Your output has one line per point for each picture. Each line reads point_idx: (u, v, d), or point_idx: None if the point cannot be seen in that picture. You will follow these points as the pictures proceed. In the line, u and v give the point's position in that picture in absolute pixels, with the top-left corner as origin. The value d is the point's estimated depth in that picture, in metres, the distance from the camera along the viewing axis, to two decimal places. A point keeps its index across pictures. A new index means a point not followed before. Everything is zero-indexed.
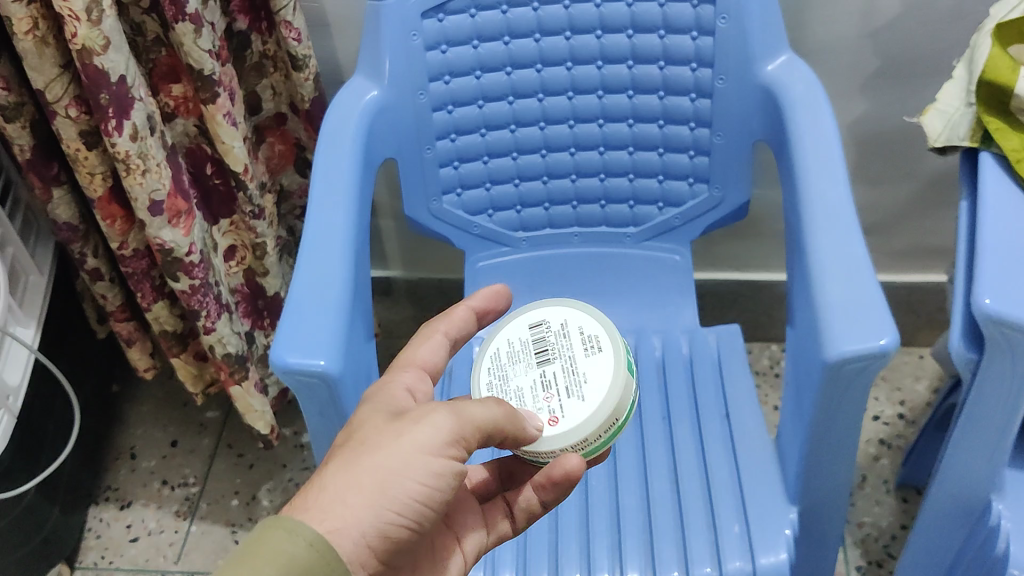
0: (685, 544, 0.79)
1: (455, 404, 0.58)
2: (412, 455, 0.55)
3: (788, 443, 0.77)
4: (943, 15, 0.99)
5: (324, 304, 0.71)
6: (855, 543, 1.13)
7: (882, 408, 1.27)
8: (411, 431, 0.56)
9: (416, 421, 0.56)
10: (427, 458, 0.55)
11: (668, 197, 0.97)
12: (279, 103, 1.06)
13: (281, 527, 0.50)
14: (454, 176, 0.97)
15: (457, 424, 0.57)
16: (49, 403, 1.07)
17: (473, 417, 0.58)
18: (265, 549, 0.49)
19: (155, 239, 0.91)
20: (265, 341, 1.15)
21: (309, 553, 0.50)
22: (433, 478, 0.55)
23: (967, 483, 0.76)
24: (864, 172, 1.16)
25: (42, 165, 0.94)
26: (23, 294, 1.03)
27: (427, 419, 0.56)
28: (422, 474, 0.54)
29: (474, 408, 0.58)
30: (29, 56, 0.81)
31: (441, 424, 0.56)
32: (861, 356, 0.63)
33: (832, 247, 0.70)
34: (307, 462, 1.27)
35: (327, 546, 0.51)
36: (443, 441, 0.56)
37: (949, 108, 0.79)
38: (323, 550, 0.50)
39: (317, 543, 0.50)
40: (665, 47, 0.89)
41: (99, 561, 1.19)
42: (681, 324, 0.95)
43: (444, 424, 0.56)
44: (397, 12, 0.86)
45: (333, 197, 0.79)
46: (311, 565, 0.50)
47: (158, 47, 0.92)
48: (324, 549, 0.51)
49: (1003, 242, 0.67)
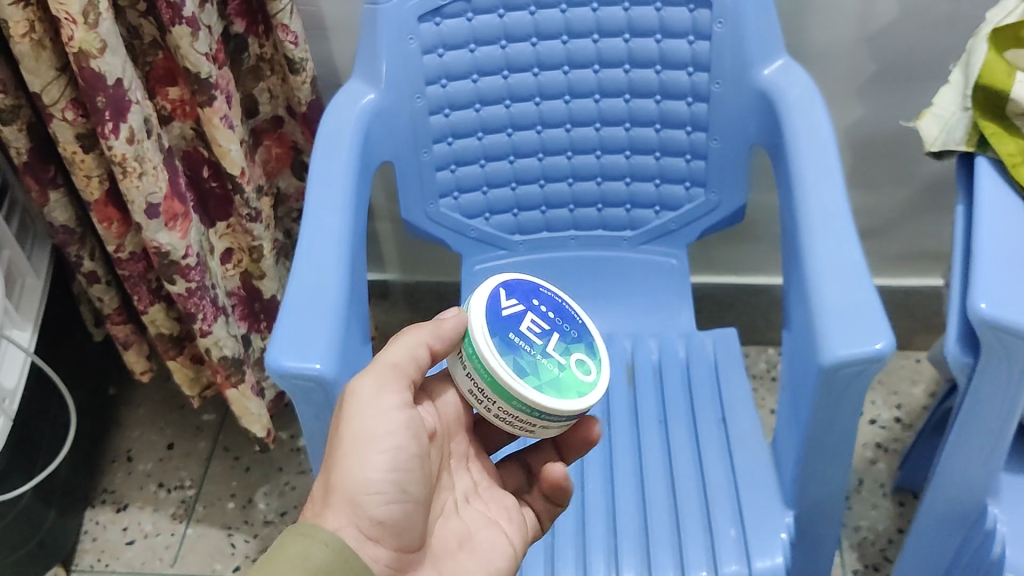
0: (682, 547, 0.79)
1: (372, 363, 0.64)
2: (361, 425, 0.61)
3: (784, 446, 0.77)
4: (939, 19, 1.00)
5: (320, 308, 0.70)
6: (852, 547, 1.13)
7: (879, 412, 1.27)
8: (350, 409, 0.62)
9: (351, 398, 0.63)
10: (373, 428, 0.61)
11: (665, 200, 0.97)
12: (276, 107, 1.06)
13: (300, 531, 0.56)
14: (451, 180, 0.96)
15: (379, 378, 0.63)
16: (45, 406, 1.07)
17: (389, 360, 0.64)
18: (286, 552, 0.55)
19: (152, 242, 0.91)
20: (262, 344, 1.14)
21: (329, 554, 0.55)
22: (389, 440, 0.61)
23: (962, 489, 0.76)
24: (861, 177, 1.16)
25: (39, 168, 0.94)
26: (19, 297, 1.03)
27: (360, 388, 0.63)
28: (378, 445, 0.61)
29: (389, 352, 0.64)
30: (26, 59, 0.81)
31: (368, 383, 0.63)
32: (857, 360, 0.63)
33: (828, 252, 0.70)
34: (304, 465, 1.27)
35: (343, 545, 0.56)
36: (379, 399, 0.62)
37: (945, 112, 0.79)
38: (340, 551, 0.56)
39: (334, 543, 0.56)
40: (662, 51, 0.90)
41: (95, 564, 1.18)
42: (678, 328, 0.95)
43: (371, 382, 0.63)
44: (395, 16, 0.87)
45: (329, 201, 0.79)
46: (330, 563, 0.55)
47: (155, 50, 0.92)
48: (340, 548, 0.56)
49: (998, 246, 0.67)
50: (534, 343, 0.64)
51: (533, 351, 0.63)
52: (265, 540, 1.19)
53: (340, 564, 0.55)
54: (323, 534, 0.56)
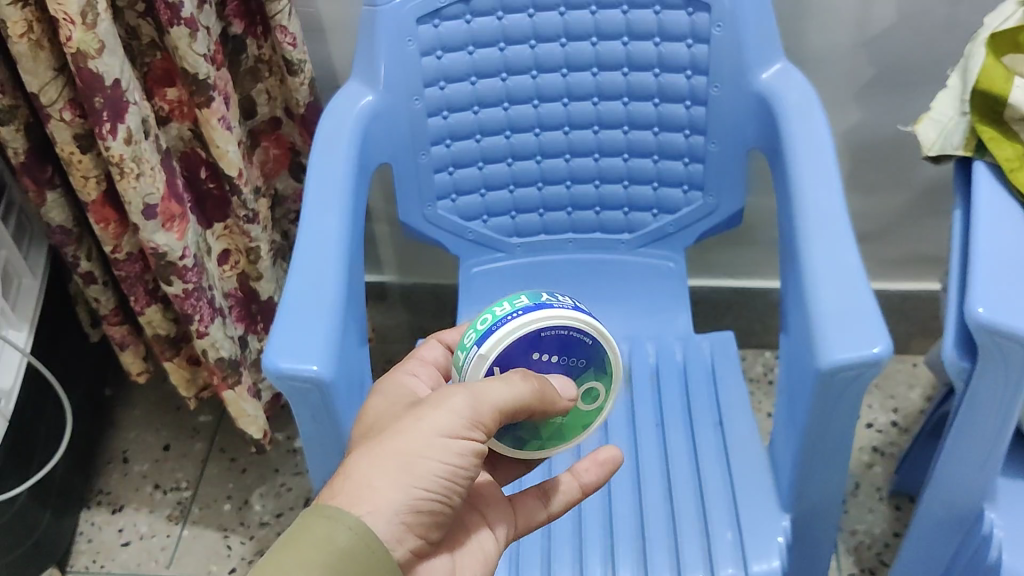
0: (678, 550, 0.79)
1: (472, 388, 0.57)
2: (435, 437, 0.56)
3: (781, 450, 0.77)
4: (936, 25, 1.00)
5: (317, 310, 0.70)
6: (848, 550, 1.13)
7: (876, 416, 1.27)
8: (430, 415, 0.57)
9: (434, 406, 0.57)
10: (447, 439, 0.56)
11: (663, 204, 0.97)
12: (274, 108, 1.06)
13: (322, 514, 0.53)
14: (449, 182, 0.96)
15: (473, 411, 0.57)
16: (41, 406, 1.07)
17: (492, 400, 0.57)
18: (311, 536, 0.51)
19: (148, 243, 0.91)
20: (258, 346, 1.14)
21: (353, 539, 0.52)
22: (454, 457, 0.56)
23: (959, 493, 0.77)
24: (859, 181, 1.16)
25: (36, 168, 0.94)
26: (15, 297, 1.03)
27: (447, 403, 0.57)
28: (443, 454, 0.56)
29: (496, 390, 0.57)
30: (24, 60, 0.81)
31: (458, 407, 0.57)
32: (854, 364, 0.63)
33: (826, 256, 0.70)
34: (301, 467, 1.27)
35: (368, 530, 0.53)
36: (462, 423, 0.56)
37: (943, 117, 0.79)
38: (365, 535, 0.53)
39: (358, 528, 0.53)
40: (660, 54, 0.90)
41: (90, 565, 1.18)
42: (675, 331, 0.95)
43: (463, 409, 0.57)
44: (394, 18, 0.87)
45: (326, 203, 0.79)
46: (354, 549, 0.52)
47: (153, 51, 0.92)
48: (364, 533, 0.53)
49: (996, 251, 0.67)
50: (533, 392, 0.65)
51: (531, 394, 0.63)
52: (261, 542, 1.19)
53: (363, 551, 0.52)
54: (348, 517, 0.53)
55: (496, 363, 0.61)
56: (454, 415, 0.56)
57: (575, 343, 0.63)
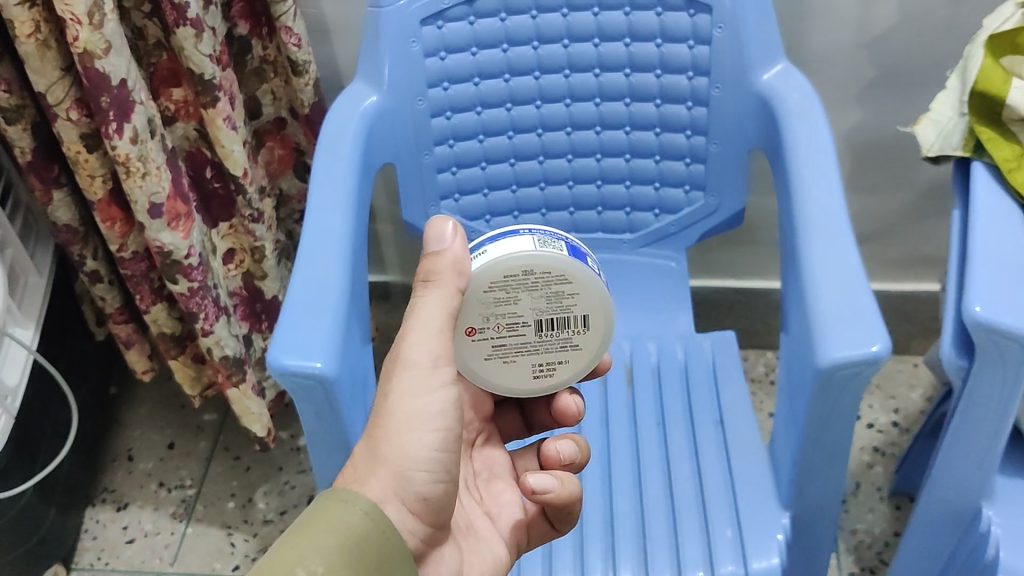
0: (679, 548, 0.80)
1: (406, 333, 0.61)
2: (412, 403, 0.59)
3: (781, 448, 0.78)
4: (935, 26, 1.01)
5: (321, 308, 0.71)
6: (848, 550, 1.14)
7: (877, 416, 1.27)
8: (397, 382, 0.59)
9: (397, 369, 0.60)
10: (422, 402, 0.59)
11: (664, 204, 0.98)
12: (279, 108, 1.07)
13: (338, 497, 0.54)
14: (452, 182, 0.97)
15: (433, 355, 0.60)
16: (46, 404, 1.07)
17: (430, 326, 0.60)
18: (329, 517, 0.52)
19: (154, 241, 0.92)
20: (263, 344, 1.15)
21: (367, 522, 0.53)
22: (440, 418, 0.59)
23: (957, 491, 0.77)
24: (860, 182, 1.17)
25: (43, 167, 0.95)
26: (22, 295, 1.04)
27: (405, 363, 0.60)
28: (429, 420, 0.59)
29: (421, 313, 0.61)
30: (31, 59, 0.82)
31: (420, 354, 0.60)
32: (853, 362, 0.64)
33: (825, 255, 0.71)
34: (304, 465, 1.27)
35: (382, 515, 0.54)
36: (430, 374, 0.60)
37: (942, 118, 0.79)
38: (378, 521, 0.53)
39: (372, 512, 0.54)
40: (662, 55, 0.90)
41: (95, 562, 1.19)
42: (676, 330, 0.96)
43: (421, 359, 0.60)
44: (398, 18, 0.88)
45: (331, 201, 0.79)
46: (369, 533, 0.53)
47: (159, 51, 0.93)
48: (379, 518, 0.54)
49: (993, 249, 0.68)
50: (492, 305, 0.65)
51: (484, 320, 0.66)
52: (264, 540, 1.20)
53: (378, 535, 0.53)
54: (364, 502, 0.54)
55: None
56: (417, 367, 0.59)
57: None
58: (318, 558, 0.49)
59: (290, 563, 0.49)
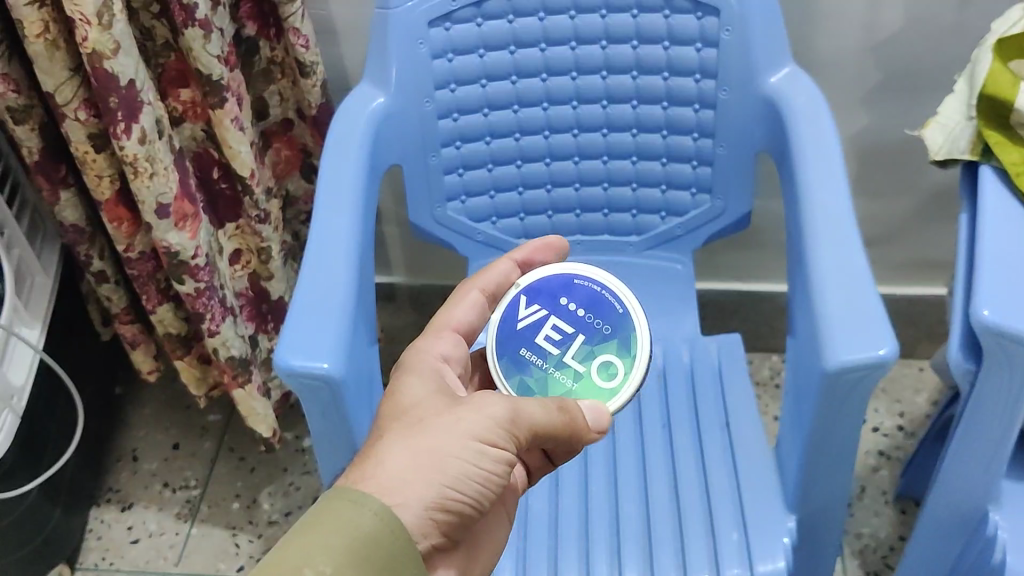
0: (684, 551, 0.79)
1: (511, 400, 0.60)
2: (461, 432, 0.57)
3: (787, 451, 0.78)
4: (943, 30, 1.01)
5: (327, 309, 0.71)
6: (853, 553, 1.14)
7: (882, 420, 1.27)
8: (465, 415, 0.58)
9: (472, 406, 0.59)
10: (469, 440, 0.57)
11: (671, 206, 0.98)
12: (286, 109, 1.07)
13: (346, 497, 0.53)
14: (459, 184, 0.97)
15: (506, 421, 0.59)
16: (52, 404, 1.07)
17: (528, 417, 0.60)
18: (337, 519, 0.51)
19: (161, 242, 0.92)
20: (269, 345, 1.15)
21: (375, 524, 0.52)
22: (476, 455, 0.57)
23: (965, 495, 0.77)
24: (866, 185, 1.17)
25: (51, 167, 0.95)
26: (29, 295, 1.04)
27: (483, 408, 0.59)
28: (469, 452, 0.57)
29: (528, 405, 0.60)
30: (40, 59, 0.82)
31: (496, 414, 0.59)
32: (861, 365, 0.64)
33: (832, 259, 0.71)
34: (309, 466, 1.27)
35: (393, 516, 0.53)
36: (488, 431, 0.58)
37: (949, 121, 0.79)
38: (389, 522, 0.52)
39: (383, 513, 0.52)
40: (669, 58, 0.90)
41: (99, 562, 1.19)
42: (682, 332, 0.96)
43: (496, 415, 0.59)
44: (406, 20, 0.88)
45: (338, 203, 0.79)
46: (379, 534, 0.52)
47: (167, 52, 0.93)
48: (389, 519, 0.52)
49: (1001, 254, 0.68)
50: (547, 355, 0.71)
51: (545, 364, 0.71)
52: (268, 541, 1.20)
53: (387, 538, 0.52)
54: (375, 503, 0.53)
55: (524, 296, 0.73)
56: (490, 416, 0.58)
57: (604, 303, 0.73)
58: (323, 561, 0.49)
59: (294, 565, 0.49)
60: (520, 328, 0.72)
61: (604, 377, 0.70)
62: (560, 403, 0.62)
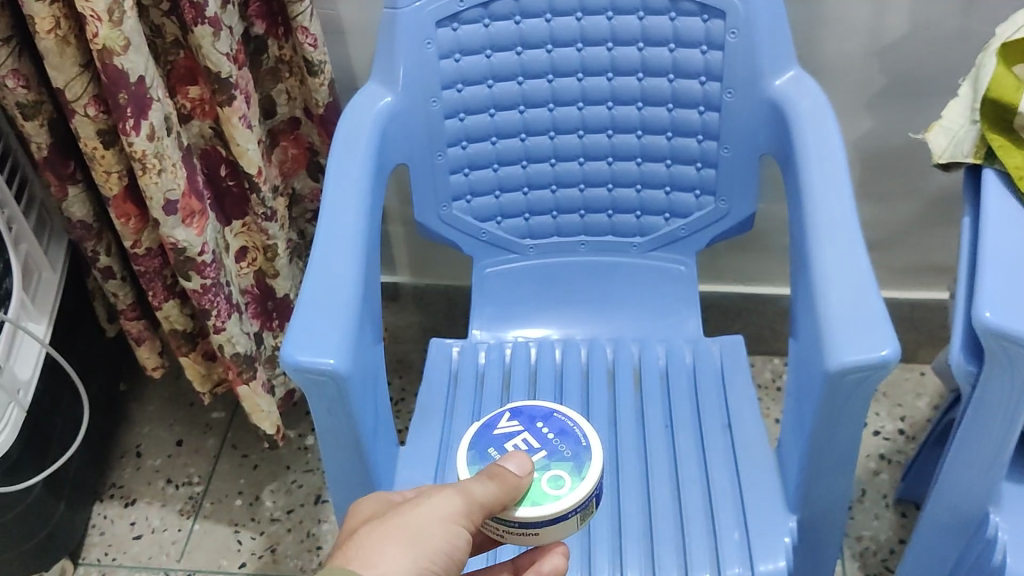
0: (686, 550, 0.80)
1: (461, 485, 0.58)
2: (423, 519, 0.57)
3: (789, 451, 0.78)
4: (948, 35, 1.01)
5: (334, 305, 0.72)
6: (854, 556, 1.14)
7: (883, 423, 1.28)
8: (425, 503, 0.58)
9: (429, 496, 0.58)
10: (435, 525, 0.57)
11: (675, 208, 0.98)
12: (293, 108, 1.08)
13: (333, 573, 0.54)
14: (464, 183, 0.98)
15: (465, 510, 0.57)
16: (58, 399, 1.08)
17: (477, 497, 0.57)
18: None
19: (168, 238, 0.92)
20: (274, 343, 1.15)
21: None
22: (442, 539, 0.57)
23: (966, 497, 0.77)
24: (870, 189, 1.17)
25: (59, 163, 0.96)
26: (35, 290, 1.04)
27: (439, 496, 0.58)
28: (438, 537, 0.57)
29: (479, 485, 0.58)
30: (50, 55, 0.82)
31: (451, 500, 0.58)
32: (863, 366, 0.64)
33: (835, 261, 0.71)
34: (312, 464, 1.28)
35: None
36: (445, 517, 0.57)
37: (954, 125, 0.80)
38: None
39: None
40: (675, 60, 0.91)
41: (102, 558, 1.19)
42: (685, 333, 0.97)
43: (453, 501, 0.57)
44: (414, 20, 0.89)
45: (345, 200, 0.80)
46: None
47: (177, 49, 0.94)
48: None
49: (1004, 256, 0.68)
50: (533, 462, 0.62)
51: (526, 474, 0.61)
52: (271, 538, 1.20)
53: None
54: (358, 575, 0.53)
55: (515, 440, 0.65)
56: (445, 501, 0.58)
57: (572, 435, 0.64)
58: None
59: None
60: (492, 435, 0.65)
61: (550, 486, 0.60)
62: (492, 471, 0.58)
